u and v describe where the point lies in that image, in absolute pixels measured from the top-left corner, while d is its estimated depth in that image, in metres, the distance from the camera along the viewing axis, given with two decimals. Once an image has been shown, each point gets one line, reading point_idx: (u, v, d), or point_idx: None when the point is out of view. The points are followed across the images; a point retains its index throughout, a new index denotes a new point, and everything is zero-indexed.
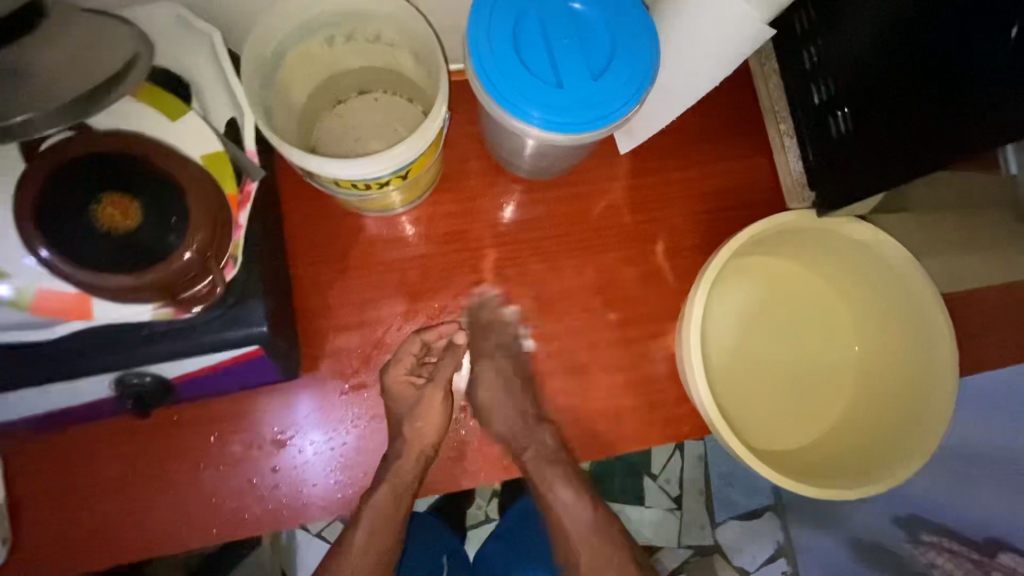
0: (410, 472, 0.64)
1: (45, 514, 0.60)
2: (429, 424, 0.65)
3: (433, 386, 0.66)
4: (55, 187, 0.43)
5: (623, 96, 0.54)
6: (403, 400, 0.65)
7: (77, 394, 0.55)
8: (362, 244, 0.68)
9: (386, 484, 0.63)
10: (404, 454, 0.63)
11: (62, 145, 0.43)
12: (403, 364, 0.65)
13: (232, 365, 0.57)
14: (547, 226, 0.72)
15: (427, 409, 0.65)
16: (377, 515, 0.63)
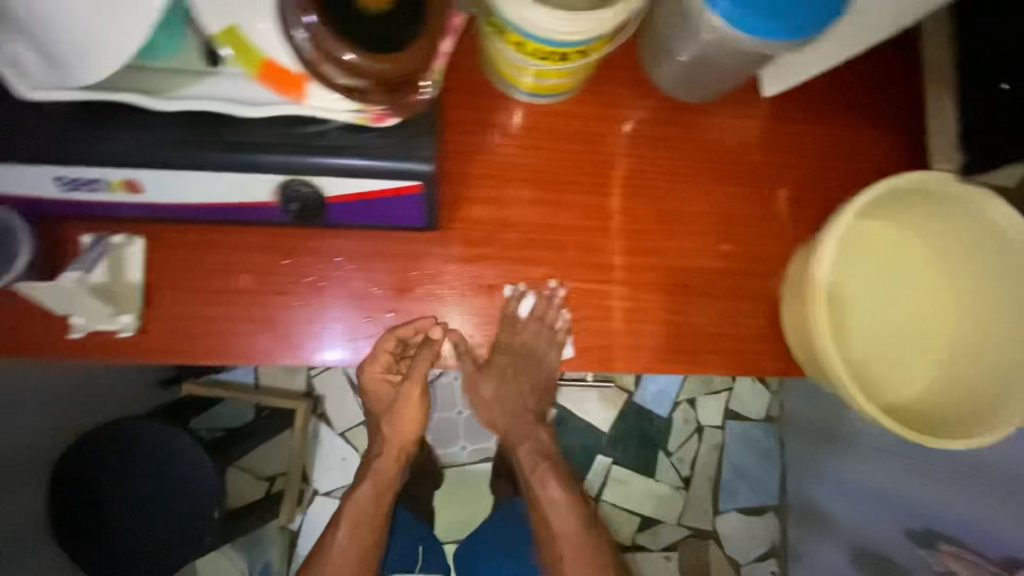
0: (392, 468, 0.91)
1: (175, 306, 0.64)
2: (413, 410, 0.87)
3: (411, 380, 0.81)
4: None
5: (810, 19, 0.56)
6: (381, 393, 0.84)
7: (243, 190, 0.58)
8: (507, 126, 0.71)
9: (370, 483, 0.89)
10: (383, 453, 0.90)
11: None
12: (379, 365, 0.77)
13: (387, 197, 0.60)
14: (681, 148, 0.74)
15: (406, 400, 0.84)
16: (359, 513, 0.88)
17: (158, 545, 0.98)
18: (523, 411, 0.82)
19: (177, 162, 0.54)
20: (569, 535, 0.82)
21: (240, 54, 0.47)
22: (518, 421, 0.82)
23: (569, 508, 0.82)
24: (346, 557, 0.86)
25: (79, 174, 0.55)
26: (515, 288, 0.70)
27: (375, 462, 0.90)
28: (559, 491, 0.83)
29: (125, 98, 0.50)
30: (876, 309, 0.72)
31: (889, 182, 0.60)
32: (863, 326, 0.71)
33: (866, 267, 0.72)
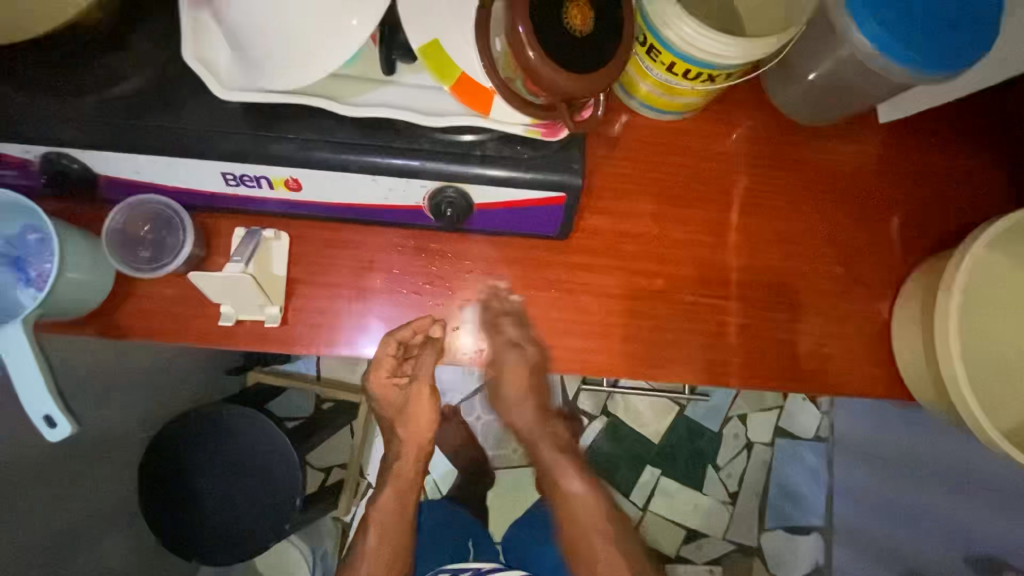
0: (410, 469, 0.89)
1: (313, 300, 0.66)
2: (421, 416, 0.84)
3: (418, 383, 0.79)
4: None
5: (958, 53, 0.57)
6: (391, 400, 0.81)
7: (396, 193, 0.61)
8: (630, 141, 0.73)
9: (393, 487, 0.89)
10: (401, 456, 0.88)
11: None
12: (382, 369, 0.75)
13: (531, 207, 0.62)
14: (799, 170, 0.75)
15: (415, 403, 0.82)
16: (384, 519, 0.88)
17: (238, 527, 1.01)
18: (541, 406, 0.87)
19: (344, 163, 0.57)
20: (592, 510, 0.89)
21: (437, 67, 0.50)
22: (541, 422, 0.88)
23: (591, 498, 0.89)
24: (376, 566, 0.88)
25: (246, 170, 0.58)
26: (632, 297, 0.71)
27: (395, 463, 0.88)
28: (581, 483, 0.89)
29: (313, 101, 0.52)
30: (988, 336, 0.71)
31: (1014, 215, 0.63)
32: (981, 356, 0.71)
33: (981, 294, 0.71)
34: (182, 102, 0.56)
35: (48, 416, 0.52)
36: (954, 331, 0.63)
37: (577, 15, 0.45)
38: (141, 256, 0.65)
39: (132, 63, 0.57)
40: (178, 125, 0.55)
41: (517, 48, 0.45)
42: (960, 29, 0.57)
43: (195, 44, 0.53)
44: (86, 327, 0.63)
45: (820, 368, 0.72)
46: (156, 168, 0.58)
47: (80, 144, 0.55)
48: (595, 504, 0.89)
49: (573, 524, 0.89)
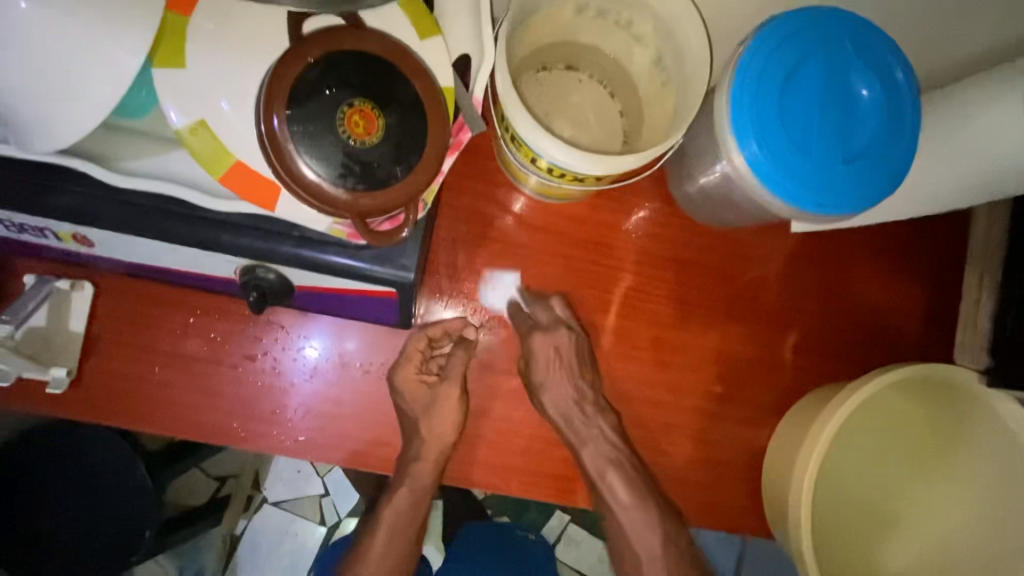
0: (429, 474, 0.62)
1: (115, 361, 0.59)
2: (445, 428, 0.61)
3: (449, 383, 0.61)
4: (326, 72, 0.37)
5: (847, 198, 0.49)
6: (417, 402, 0.61)
7: (203, 264, 0.53)
8: (507, 221, 0.65)
9: (405, 492, 0.63)
10: (420, 459, 0.61)
11: (307, 43, 0.36)
12: (412, 363, 0.61)
13: (361, 296, 0.54)
14: (693, 273, 0.68)
15: (442, 408, 0.60)
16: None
17: (82, 556, 0.94)
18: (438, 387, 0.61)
19: (126, 230, 0.48)
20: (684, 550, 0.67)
21: (204, 154, 0.41)
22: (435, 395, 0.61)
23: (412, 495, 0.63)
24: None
25: (23, 221, 0.50)
26: (486, 395, 0.65)
27: (410, 467, 0.61)
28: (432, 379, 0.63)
29: (74, 163, 0.44)
30: (859, 480, 0.66)
31: (895, 371, 0.57)
32: (844, 508, 0.65)
33: (860, 438, 0.66)
34: None
35: None
36: (808, 486, 0.58)
37: (357, 121, 0.37)
38: None
39: None
40: None
41: (276, 153, 0.37)
42: (856, 168, 0.49)
43: None
44: None
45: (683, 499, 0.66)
46: None
47: None
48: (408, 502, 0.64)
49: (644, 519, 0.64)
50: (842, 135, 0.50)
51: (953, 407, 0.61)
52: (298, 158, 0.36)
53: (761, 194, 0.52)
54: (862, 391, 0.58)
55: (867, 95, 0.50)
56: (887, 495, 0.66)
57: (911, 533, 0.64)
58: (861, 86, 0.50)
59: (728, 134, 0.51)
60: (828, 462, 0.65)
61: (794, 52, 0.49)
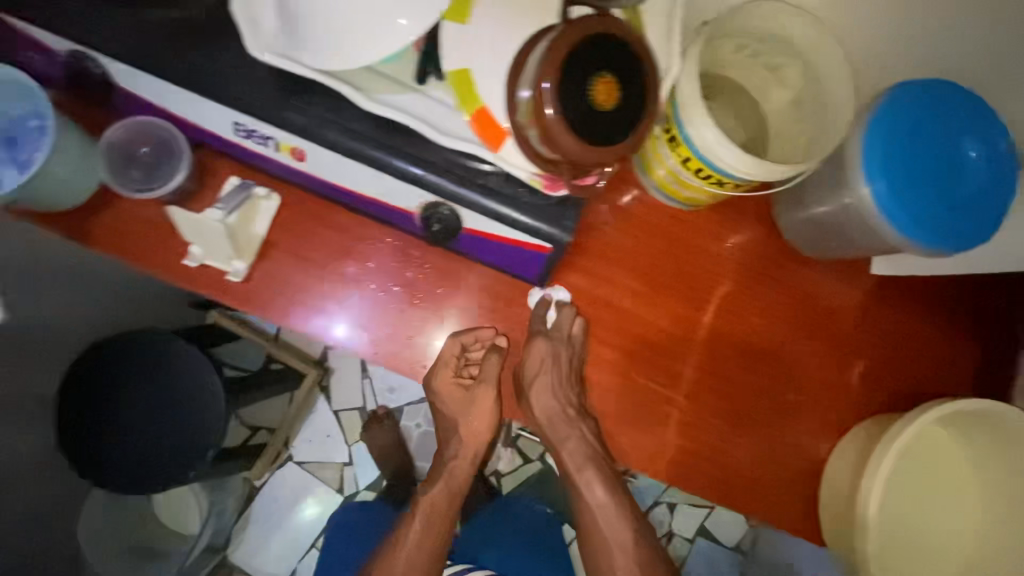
0: (465, 470, 0.78)
1: (282, 265, 0.67)
2: (483, 421, 0.72)
3: (484, 386, 0.70)
4: (586, 47, 0.45)
5: (948, 238, 0.59)
6: (456, 400, 0.72)
7: (393, 194, 0.62)
8: (631, 213, 0.73)
9: (442, 482, 0.78)
10: (459, 456, 0.77)
11: (579, 22, 0.45)
12: (449, 368, 0.69)
13: (516, 246, 0.63)
14: (779, 293, 0.76)
15: (480, 408, 0.71)
16: (432, 515, 0.76)
17: (147, 461, 0.99)
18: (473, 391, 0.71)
19: (350, 149, 0.58)
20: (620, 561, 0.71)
21: (463, 95, 0.50)
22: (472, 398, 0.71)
23: (450, 490, 0.78)
24: (418, 555, 0.75)
25: (257, 127, 0.59)
26: (587, 362, 0.71)
27: (448, 464, 0.78)
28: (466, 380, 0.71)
29: (339, 87, 0.53)
30: (910, 503, 0.72)
31: (955, 404, 0.64)
32: (895, 523, 0.71)
33: (906, 471, 0.72)
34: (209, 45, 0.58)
35: None
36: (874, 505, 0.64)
37: (602, 91, 0.46)
38: (133, 175, 0.64)
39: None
40: (201, 68, 0.57)
41: (537, 102, 0.46)
42: (959, 213, 0.59)
43: None
44: (52, 222, 0.64)
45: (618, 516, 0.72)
46: (177, 101, 0.60)
47: (103, 48, 0.57)
48: (446, 498, 0.78)
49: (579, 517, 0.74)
50: (951, 189, 0.59)
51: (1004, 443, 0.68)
52: (553, 107, 0.45)
53: (873, 223, 0.62)
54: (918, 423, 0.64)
55: (974, 156, 0.60)
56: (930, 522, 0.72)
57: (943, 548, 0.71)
58: (971, 149, 0.60)
59: (856, 168, 0.61)
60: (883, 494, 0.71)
61: (922, 111, 0.59)
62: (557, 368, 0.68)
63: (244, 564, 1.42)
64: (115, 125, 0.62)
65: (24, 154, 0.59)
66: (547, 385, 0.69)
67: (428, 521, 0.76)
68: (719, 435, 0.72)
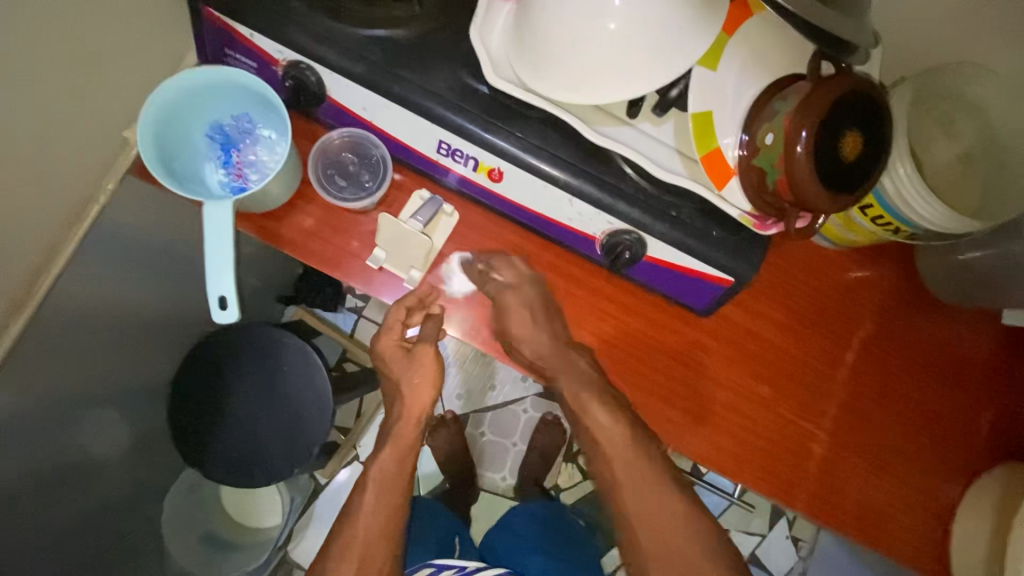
0: (413, 434, 0.67)
1: (452, 276, 0.70)
2: (425, 377, 0.67)
3: (425, 344, 0.67)
4: (842, 102, 0.48)
5: None
6: (396, 362, 0.67)
7: (581, 219, 0.64)
8: (781, 249, 0.75)
9: (391, 448, 0.66)
10: (399, 419, 0.67)
11: (838, 78, 0.48)
12: (393, 331, 0.66)
13: (693, 276, 0.65)
14: (917, 337, 0.78)
15: (421, 367, 0.67)
16: (384, 481, 0.65)
17: (250, 457, 1.01)
18: (411, 346, 0.67)
19: (552, 176, 0.61)
20: (659, 511, 0.58)
21: (697, 132, 0.53)
22: (409, 356, 0.67)
23: (398, 458, 0.66)
24: (376, 528, 0.63)
25: (462, 147, 0.62)
26: (734, 391, 0.74)
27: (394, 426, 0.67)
28: (403, 342, 0.67)
29: (568, 118, 0.56)
30: None
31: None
32: None
33: None
34: (431, 66, 0.60)
35: (223, 297, 0.52)
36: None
37: (850, 144, 0.48)
38: (330, 176, 0.67)
39: (405, 16, 0.60)
40: (421, 87, 0.59)
41: (787, 149, 0.48)
42: None
43: (478, 28, 0.57)
44: (245, 221, 0.67)
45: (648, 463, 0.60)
46: (387, 117, 0.63)
47: (327, 62, 0.59)
48: (397, 474, 0.65)
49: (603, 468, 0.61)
50: None
51: None
52: (805, 154, 0.48)
53: None
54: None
55: None
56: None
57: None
58: None
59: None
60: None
61: None
62: (528, 309, 0.67)
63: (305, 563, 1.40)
64: (338, 130, 0.67)
65: (237, 157, 0.63)
66: (528, 344, 0.67)
67: (380, 508, 0.64)
68: (852, 470, 0.75)
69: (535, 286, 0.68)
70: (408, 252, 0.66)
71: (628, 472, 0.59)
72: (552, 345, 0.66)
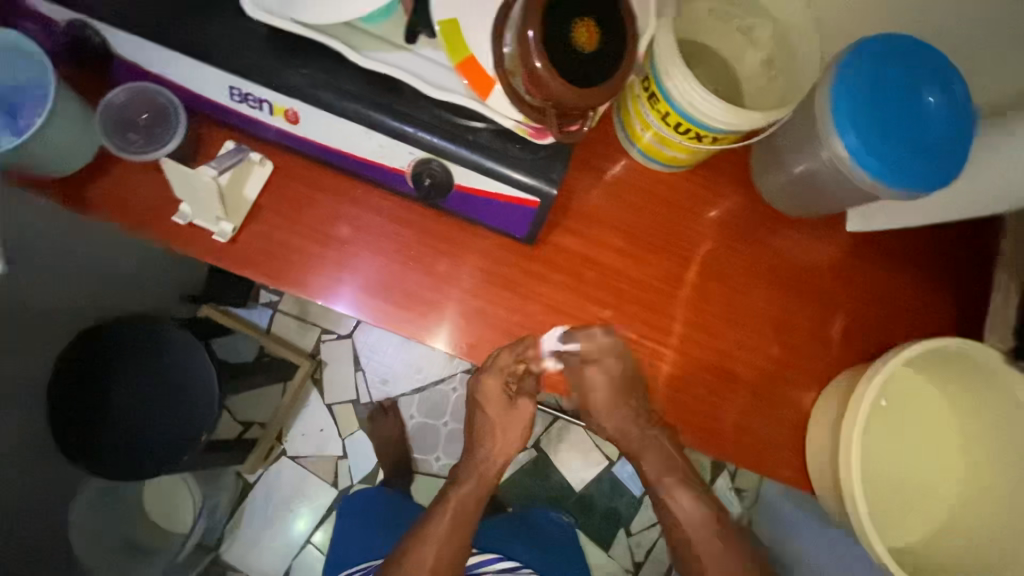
0: (496, 472, 0.86)
1: (275, 228, 0.69)
2: (518, 426, 0.84)
3: (525, 396, 0.81)
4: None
5: (918, 180, 0.62)
6: (498, 402, 0.80)
7: (385, 153, 0.64)
8: (613, 176, 0.77)
9: (474, 481, 0.85)
10: (484, 461, 0.85)
11: None
12: (499, 376, 0.74)
13: (505, 201, 0.65)
14: (760, 251, 0.79)
15: (518, 414, 0.83)
16: (462, 510, 0.84)
17: (130, 450, 0.99)
18: (521, 399, 0.81)
19: (343, 109, 0.60)
20: (682, 506, 0.83)
21: (450, 42, 0.56)
22: (513, 408, 0.82)
23: (480, 497, 0.85)
24: (447, 550, 0.81)
25: (251, 90, 0.62)
26: (581, 318, 0.74)
27: (478, 465, 0.86)
28: (509, 391, 0.79)
29: (332, 44, 0.56)
30: (899, 459, 0.74)
31: (922, 344, 0.65)
32: (886, 475, 0.73)
33: (891, 427, 0.74)
34: (207, 10, 0.60)
35: None
36: (856, 458, 0.65)
37: (584, 35, 0.50)
38: (129, 138, 0.65)
39: None
40: (197, 30, 0.59)
41: (523, 50, 0.50)
42: (925, 155, 0.62)
43: None
44: (48, 188, 0.66)
45: (682, 501, 0.83)
46: (173, 66, 0.62)
47: (95, 13, 0.59)
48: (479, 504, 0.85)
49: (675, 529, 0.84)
50: (914, 130, 0.62)
51: (966, 378, 0.70)
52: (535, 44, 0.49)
53: (852, 171, 0.65)
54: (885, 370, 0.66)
55: (934, 101, 0.63)
56: (925, 481, 0.73)
57: (943, 508, 0.72)
58: (929, 96, 0.63)
59: (827, 117, 0.65)
60: (864, 451, 0.73)
61: (878, 62, 0.63)
62: (612, 386, 0.74)
63: (238, 564, 1.38)
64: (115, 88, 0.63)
65: (23, 122, 0.62)
66: (604, 400, 0.77)
67: (458, 530, 0.83)
68: (704, 385, 0.75)
69: (614, 360, 0.72)
70: (208, 199, 0.64)
71: (680, 505, 0.83)
72: (628, 405, 0.76)
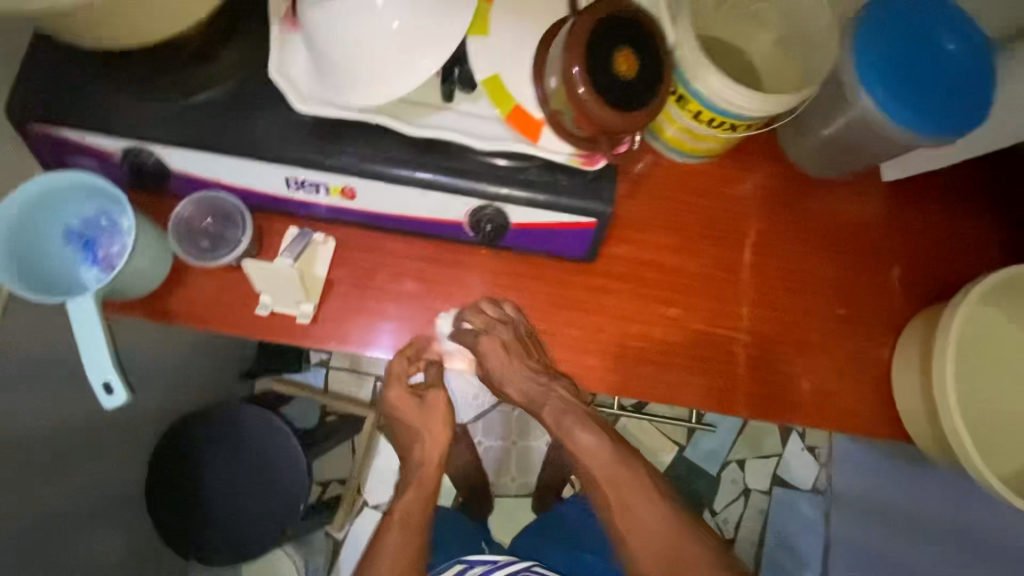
0: (434, 480, 0.67)
1: (346, 298, 0.72)
2: (438, 423, 0.69)
3: (434, 391, 0.71)
4: (603, 26, 0.52)
5: (956, 124, 0.64)
6: (407, 408, 0.70)
7: (441, 208, 0.67)
8: (650, 179, 0.79)
9: (398, 517, 0.63)
10: (415, 479, 0.67)
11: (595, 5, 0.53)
12: (399, 381, 0.69)
13: (563, 228, 0.67)
14: (806, 219, 0.80)
15: (434, 416, 0.69)
16: (398, 547, 0.60)
17: (235, 525, 1.04)
18: (442, 405, 0.70)
19: (397, 176, 0.63)
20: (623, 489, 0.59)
21: (495, 97, 0.61)
22: (440, 415, 0.70)
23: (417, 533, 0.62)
24: None
25: (307, 177, 0.65)
26: (651, 322, 0.76)
27: (413, 478, 0.67)
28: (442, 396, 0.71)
29: (383, 119, 0.60)
30: (987, 391, 0.74)
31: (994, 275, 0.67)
32: (979, 408, 0.74)
33: (973, 361, 0.75)
34: (256, 112, 0.63)
35: (107, 382, 0.54)
36: (952, 396, 0.66)
37: (623, 62, 0.52)
38: (200, 245, 0.70)
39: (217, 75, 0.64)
40: (251, 132, 0.62)
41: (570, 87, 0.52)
42: (957, 100, 0.64)
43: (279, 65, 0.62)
44: (132, 309, 0.69)
45: (576, 437, 0.62)
46: (229, 170, 0.65)
47: (154, 138, 0.62)
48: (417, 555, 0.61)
49: (588, 482, 0.62)
50: (940, 78, 0.65)
51: None
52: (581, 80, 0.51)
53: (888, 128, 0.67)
54: (964, 307, 0.67)
55: (954, 48, 0.65)
56: (1018, 409, 0.74)
57: None
58: (948, 44, 0.65)
59: (853, 81, 0.67)
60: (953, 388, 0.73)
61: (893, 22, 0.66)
62: (508, 353, 0.67)
63: None
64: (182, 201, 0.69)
65: (101, 252, 0.65)
66: (507, 366, 0.67)
67: None
68: (783, 359, 0.77)
69: (505, 326, 0.68)
70: (283, 284, 0.67)
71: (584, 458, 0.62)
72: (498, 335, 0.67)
